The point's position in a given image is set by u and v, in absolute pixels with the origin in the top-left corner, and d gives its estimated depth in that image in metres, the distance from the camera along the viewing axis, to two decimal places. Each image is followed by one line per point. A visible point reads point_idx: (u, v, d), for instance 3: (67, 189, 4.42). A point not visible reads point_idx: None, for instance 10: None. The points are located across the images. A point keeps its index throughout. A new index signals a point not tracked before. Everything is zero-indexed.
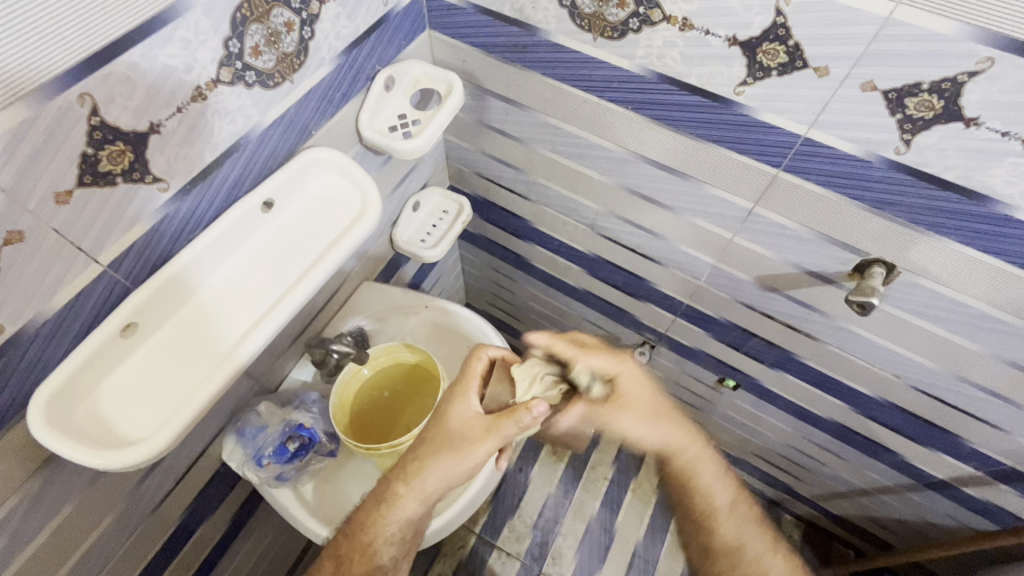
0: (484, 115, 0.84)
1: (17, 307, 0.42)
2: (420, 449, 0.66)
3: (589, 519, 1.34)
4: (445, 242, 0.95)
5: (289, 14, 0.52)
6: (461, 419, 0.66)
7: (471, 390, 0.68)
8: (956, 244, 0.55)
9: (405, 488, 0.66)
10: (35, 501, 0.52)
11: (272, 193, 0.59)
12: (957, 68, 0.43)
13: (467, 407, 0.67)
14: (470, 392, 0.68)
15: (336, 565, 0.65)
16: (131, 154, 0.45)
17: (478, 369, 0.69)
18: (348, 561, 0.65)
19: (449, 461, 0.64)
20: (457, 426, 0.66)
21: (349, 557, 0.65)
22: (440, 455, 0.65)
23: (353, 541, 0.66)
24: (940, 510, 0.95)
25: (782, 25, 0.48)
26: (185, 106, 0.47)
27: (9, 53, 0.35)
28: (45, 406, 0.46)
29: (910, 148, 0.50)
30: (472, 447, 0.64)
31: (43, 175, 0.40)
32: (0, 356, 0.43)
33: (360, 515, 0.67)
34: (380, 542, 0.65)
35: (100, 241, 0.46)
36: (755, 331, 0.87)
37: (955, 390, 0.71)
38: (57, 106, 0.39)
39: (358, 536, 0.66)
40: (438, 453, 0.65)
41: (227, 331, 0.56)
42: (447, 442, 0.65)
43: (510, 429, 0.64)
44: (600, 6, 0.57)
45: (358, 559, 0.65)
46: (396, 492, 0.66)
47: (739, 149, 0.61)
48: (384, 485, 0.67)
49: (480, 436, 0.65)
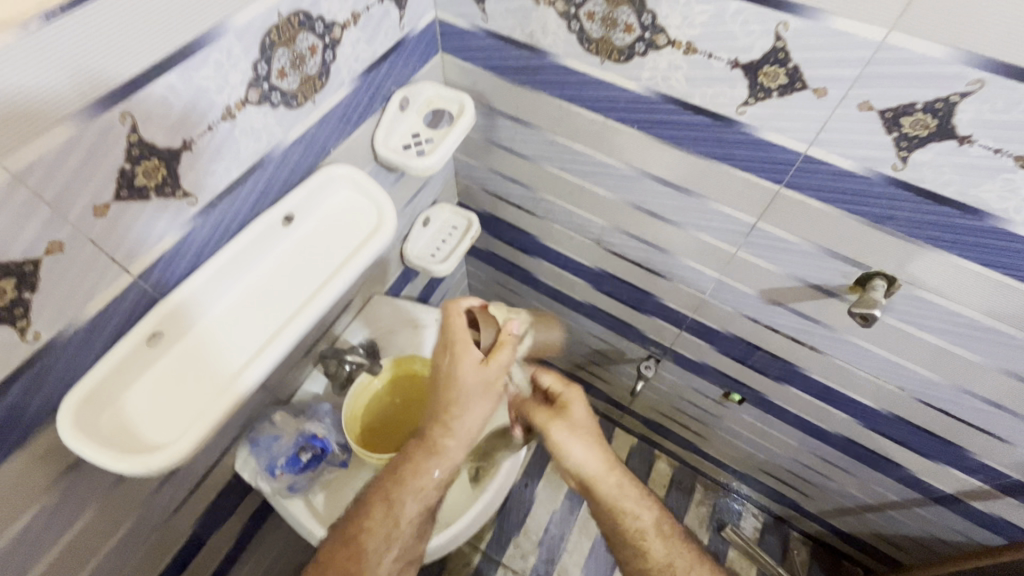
0: (494, 134, 0.87)
1: (54, 314, 0.45)
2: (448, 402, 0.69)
3: (595, 535, 1.33)
4: (454, 256, 0.97)
5: (313, 38, 0.55)
6: (473, 360, 0.67)
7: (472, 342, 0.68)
8: (955, 257, 0.57)
9: (444, 432, 0.69)
10: (58, 506, 0.53)
11: (293, 208, 0.62)
12: (950, 89, 0.45)
13: (470, 354, 0.67)
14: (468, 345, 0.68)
15: (387, 508, 0.67)
16: (164, 170, 0.47)
17: (461, 319, 0.68)
18: (401, 502, 0.67)
19: (485, 401, 0.70)
20: (468, 371, 0.67)
21: (403, 499, 0.68)
22: (475, 401, 0.69)
23: (405, 484, 0.68)
24: (948, 525, 0.95)
25: (782, 49, 0.51)
26: (215, 125, 0.50)
27: (59, 76, 0.37)
28: (74, 411, 0.48)
29: (907, 165, 0.52)
30: (492, 386, 0.69)
31: (83, 190, 0.42)
32: (35, 362, 0.45)
33: (403, 460, 0.69)
34: (429, 484, 0.69)
35: (131, 252, 0.48)
36: (759, 344, 0.88)
37: (959, 402, 0.72)
38: (101, 125, 0.41)
39: (409, 481, 0.68)
40: (473, 399, 0.69)
41: (246, 341, 0.58)
42: (468, 386, 0.68)
43: (500, 355, 0.68)
44: (608, 31, 0.60)
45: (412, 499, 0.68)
46: (438, 437, 0.69)
47: (741, 166, 0.64)
48: (426, 434, 0.70)
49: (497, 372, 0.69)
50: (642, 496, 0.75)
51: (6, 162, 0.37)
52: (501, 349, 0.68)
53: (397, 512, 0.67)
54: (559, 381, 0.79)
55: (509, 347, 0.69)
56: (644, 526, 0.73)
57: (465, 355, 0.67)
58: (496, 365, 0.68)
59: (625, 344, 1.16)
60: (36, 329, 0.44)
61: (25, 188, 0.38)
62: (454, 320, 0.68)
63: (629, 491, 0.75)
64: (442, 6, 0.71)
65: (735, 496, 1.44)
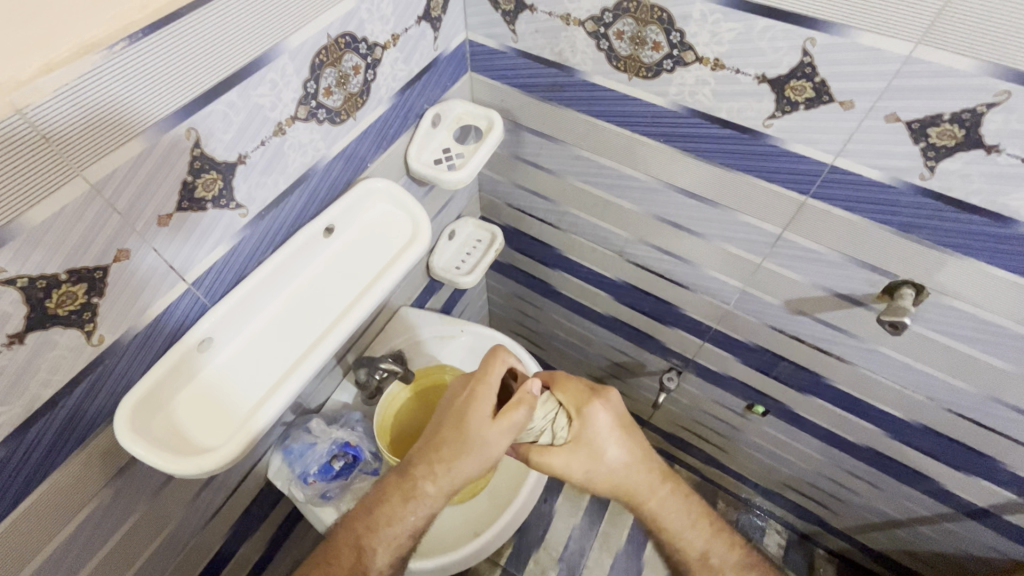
0: (519, 150, 0.89)
1: (117, 318, 0.47)
2: (444, 446, 0.64)
3: (616, 551, 1.32)
4: (479, 268, 0.99)
5: (357, 59, 0.58)
6: (482, 415, 0.63)
7: (490, 396, 0.64)
8: (984, 264, 0.57)
9: (428, 480, 0.65)
10: (109, 506, 0.55)
11: (333, 219, 0.64)
12: (977, 100, 0.47)
13: (482, 408, 0.64)
14: (486, 394, 0.65)
15: (356, 557, 0.63)
16: (221, 181, 0.50)
17: (499, 369, 0.66)
18: (373, 550, 0.64)
19: (470, 456, 0.63)
20: (477, 423, 0.63)
21: (373, 545, 0.64)
22: (462, 451, 0.64)
23: (377, 533, 0.64)
24: (981, 540, 0.93)
25: (809, 64, 0.53)
26: (267, 140, 0.52)
27: (136, 94, 0.40)
28: (129, 414, 0.50)
29: (935, 174, 0.53)
30: (494, 445, 0.63)
31: (150, 200, 0.45)
32: (99, 365, 0.48)
33: (381, 509, 0.65)
34: (394, 539, 0.65)
35: (188, 260, 0.51)
36: (784, 355, 0.89)
37: (990, 411, 0.72)
38: (169, 141, 0.44)
39: (381, 529, 0.65)
40: (465, 447, 0.64)
41: (288, 351, 0.60)
42: (474, 446, 0.63)
43: (514, 422, 0.63)
44: (636, 49, 0.62)
45: (382, 550, 0.64)
46: (405, 498, 0.65)
47: (767, 178, 0.65)
48: (407, 481, 0.65)
49: (492, 427, 0.63)
50: (688, 513, 0.73)
51: (87, 173, 0.39)
52: (516, 408, 0.62)
53: (367, 562, 0.63)
54: (575, 399, 0.69)
55: (527, 408, 0.63)
56: (693, 548, 0.71)
57: (479, 403, 0.64)
58: (508, 422, 0.62)
59: (645, 356, 1.17)
60: (101, 332, 0.47)
61: (100, 198, 0.41)
62: (494, 369, 0.66)
63: (666, 506, 0.72)
64: (474, 28, 0.74)
65: (758, 513, 1.43)
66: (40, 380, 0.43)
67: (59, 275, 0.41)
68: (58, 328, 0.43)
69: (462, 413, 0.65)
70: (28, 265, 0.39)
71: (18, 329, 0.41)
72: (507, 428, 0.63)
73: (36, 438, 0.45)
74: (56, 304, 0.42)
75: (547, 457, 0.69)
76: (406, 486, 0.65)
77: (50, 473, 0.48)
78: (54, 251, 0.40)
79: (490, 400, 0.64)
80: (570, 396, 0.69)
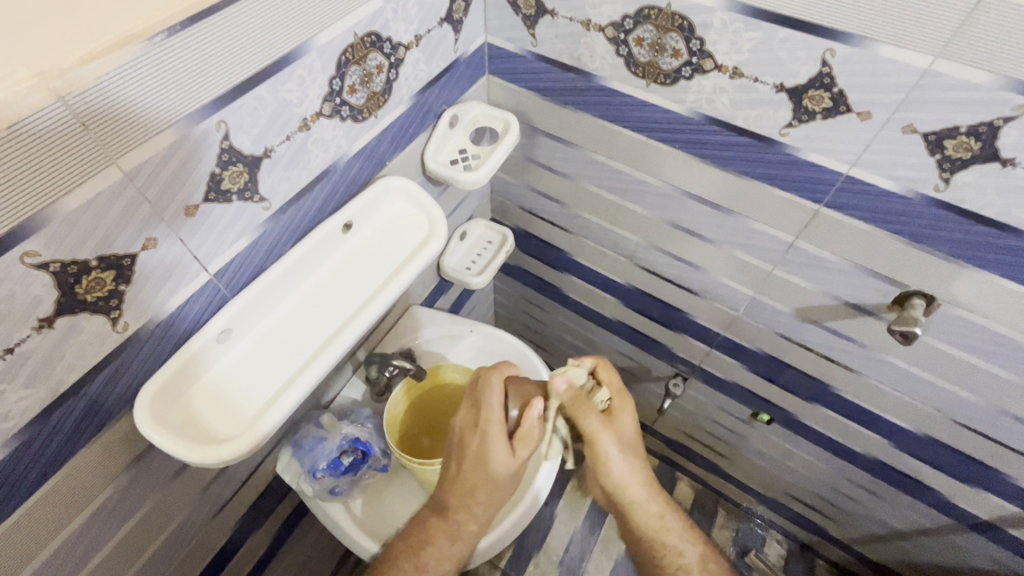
0: (533, 152, 0.90)
1: (141, 306, 0.48)
2: (475, 489, 0.68)
3: (616, 556, 1.31)
4: (489, 270, 1.00)
5: (381, 58, 0.59)
6: (502, 453, 0.66)
7: (502, 429, 0.66)
8: (996, 276, 0.58)
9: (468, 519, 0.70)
10: (124, 494, 0.56)
11: (351, 215, 0.65)
12: (993, 113, 0.47)
13: (500, 443, 0.66)
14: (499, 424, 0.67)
15: None
16: (247, 174, 0.50)
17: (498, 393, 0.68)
18: None
19: (496, 491, 0.69)
20: (501, 461, 0.66)
21: None
22: (488, 492, 0.69)
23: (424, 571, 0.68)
24: (983, 554, 0.94)
25: (828, 74, 0.53)
26: (292, 135, 0.53)
27: (172, 85, 0.40)
28: (150, 402, 0.51)
29: (949, 186, 0.54)
30: (515, 473, 0.68)
31: (180, 190, 0.46)
32: (122, 352, 0.48)
33: (423, 546, 0.69)
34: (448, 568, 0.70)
35: (213, 251, 0.51)
36: (791, 363, 0.89)
37: (996, 423, 0.72)
38: (200, 132, 0.44)
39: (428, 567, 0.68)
40: (489, 486, 0.68)
41: (304, 344, 0.60)
42: (500, 479, 0.68)
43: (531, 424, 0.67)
44: (655, 55, 0.63)
45: None
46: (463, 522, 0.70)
47: (782, 186, 0.66)
48: (448, 521, 0.70)
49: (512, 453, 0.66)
50: (676, 520, 0.73)
51: (121, 162, 0.40)
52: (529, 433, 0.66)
53: None
54: (614, 386, 0.70)
55: (540, 430, 0.67)
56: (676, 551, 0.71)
57: (495, 443, 0.66)
58: (526, 448, 0.67)
59: (651, 362, 1.17)
60: (126, 319, 0.47)
61: (133, 185, 0.42)
62: (495, 394, 0.68)
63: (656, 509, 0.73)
64: (493, 31, 0.75)
65: (759, 522, 1.43)
66: (65, 365, 0.44)
67: (89, 261, 0.42)
68: (86, 314, 0.44)
69: (482, 457, 0.67)
70: (61, 250, 0.39)
71: (48, 313, 0.41)
72: (532, 425, 0.66)
73: (59, 422, 0.46)
74: (85, 290, 0.43)
75: (591, 421, 0.68)
76: (449, 526, 0.70)
77: (70, 458, 0.48)
78: (85, 238, 0.41)
79: (501, 427, 0.67)
80: (608, 385, 0.70)
